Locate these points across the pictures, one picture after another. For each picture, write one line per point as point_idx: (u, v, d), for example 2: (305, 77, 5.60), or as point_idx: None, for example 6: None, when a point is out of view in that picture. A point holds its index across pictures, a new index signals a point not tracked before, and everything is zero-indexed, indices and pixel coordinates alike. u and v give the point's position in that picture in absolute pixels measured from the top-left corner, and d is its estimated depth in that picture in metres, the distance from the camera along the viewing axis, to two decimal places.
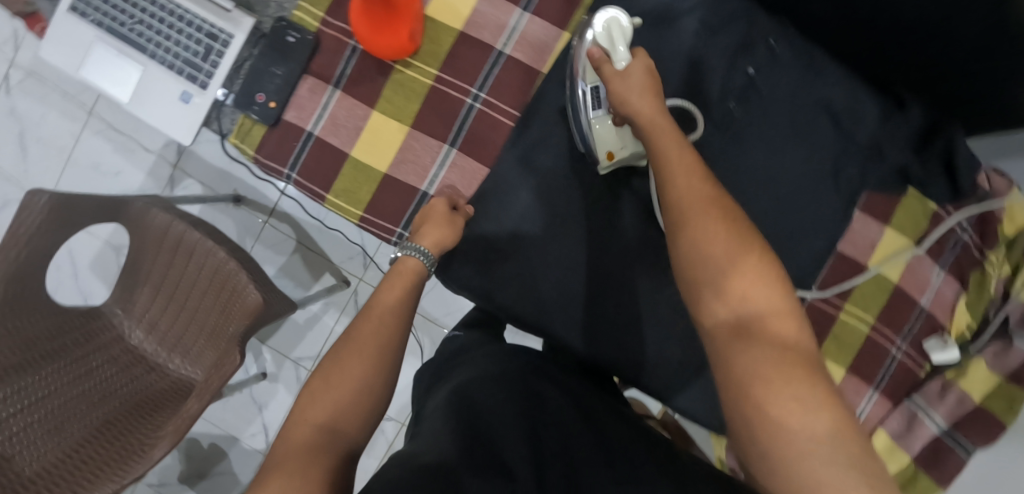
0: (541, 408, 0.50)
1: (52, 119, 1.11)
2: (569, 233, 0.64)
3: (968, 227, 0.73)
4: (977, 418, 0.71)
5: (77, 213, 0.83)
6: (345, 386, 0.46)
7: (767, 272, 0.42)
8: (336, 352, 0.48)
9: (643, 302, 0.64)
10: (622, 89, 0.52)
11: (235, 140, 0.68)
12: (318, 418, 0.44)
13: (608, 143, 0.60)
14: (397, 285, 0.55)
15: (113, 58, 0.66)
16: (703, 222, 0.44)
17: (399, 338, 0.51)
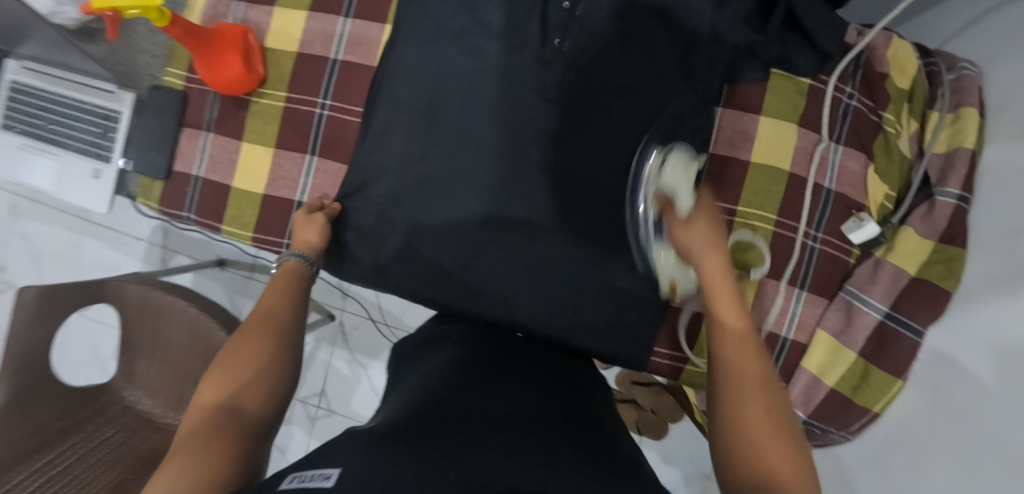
0: (488, 391, 0.53)
1: (59, 233, 1.32)
2: (436, 208, 0.68)
3: (853, 91, 0.68)
4: (917, 291, 0.64)
5: (60, 303, 0.96)
6: (239, 367, 0.50)
7: (778, 410, 0.42)
8: (237, 336, 0.54)
9: (562, 256, 0.69)
10: (688, 237, 0.55)
11: (142, 198, 0.77)
12: (215, 399, 0.47)
13: (667, 274, 0.65)
14: (279, 280, 0.61)
15: (37, 157, 0.79)
16: (728, 350, 0.46)
17: (292, 319, 0.57)
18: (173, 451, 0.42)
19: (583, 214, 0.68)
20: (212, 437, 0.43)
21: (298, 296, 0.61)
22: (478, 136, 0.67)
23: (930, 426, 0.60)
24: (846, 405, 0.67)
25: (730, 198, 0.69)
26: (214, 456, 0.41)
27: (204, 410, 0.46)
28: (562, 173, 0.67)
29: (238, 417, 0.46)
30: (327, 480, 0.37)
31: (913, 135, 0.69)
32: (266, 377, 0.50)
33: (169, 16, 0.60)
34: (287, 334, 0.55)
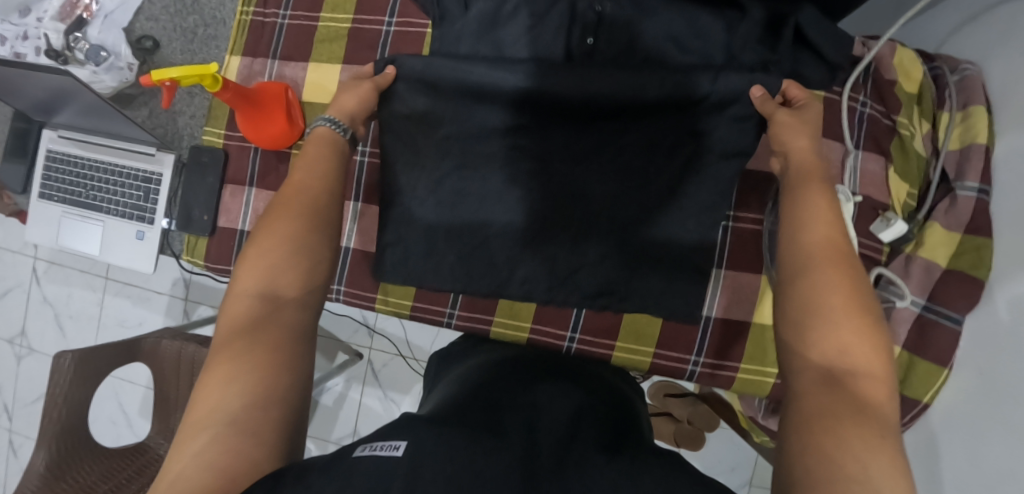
0: (528, 382, 0.56)
1: (81, 293, 1.37)
2: (463, 189, 0.73)
3: (865, 100, 0.72)
4: (951, 282, 0.67)
5: (97, 366, 0.99)
6: (273, 249, 0.52)
7: (861, 296, 0.44)
8: (269, 211, 0.55)
9: (588, 220, 0.72)
10: (782, 131, 0.62)
11: (187, 255, 0.79)
12: (253, 288, 0.50)
13: None
14: (314, 144, 0.62)
15: (80, 223, 0.81)
16: (810, 232, 0.49)
17: (328, 195, 0.58)
18: (222, 346, 0.46)
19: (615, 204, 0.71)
20: (257, 333, 0.47)
21: (333, 171, 0.61)
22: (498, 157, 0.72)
23: (978, 409, 0.62)
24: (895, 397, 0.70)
25: (757, 209, 0.73)
26: (259, 354, 0.45)
27: (244, 294, 0.50)
28: (591, 185, 0.71)
29: (277, 307, 0.49)
30: (396, 450, 0.39)
31: (927, 136, 0.73)
32: (303, 259, 0.52)
33: (221, 80, 0.63)
34: (316, 214, 0.55)
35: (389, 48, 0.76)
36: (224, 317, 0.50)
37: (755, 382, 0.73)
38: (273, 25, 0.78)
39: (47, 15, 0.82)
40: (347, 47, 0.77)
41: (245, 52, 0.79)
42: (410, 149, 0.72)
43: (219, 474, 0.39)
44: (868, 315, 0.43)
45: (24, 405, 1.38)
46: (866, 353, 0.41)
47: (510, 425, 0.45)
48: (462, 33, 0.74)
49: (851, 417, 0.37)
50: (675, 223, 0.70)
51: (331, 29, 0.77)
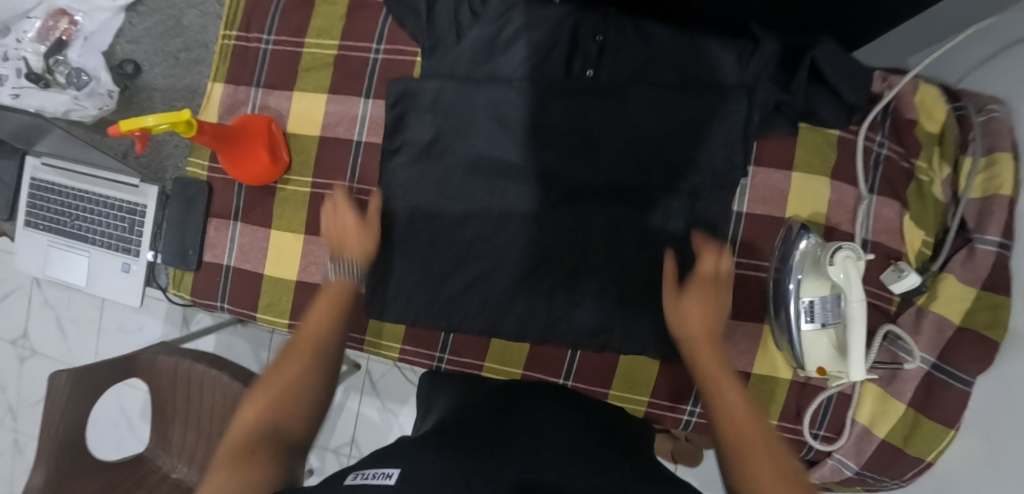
0: (529, 406, 0.54)
1: (81, 298, 1.37)
2: (467, 218, 0.71)
3: (883, 139, 0.68)
4: (963, 340, 0.63)
5: (92, 383, 1.00)
6: (274, 387, 0.51)
7: (784, 467, 0.43)
8: (284, 350, 0.55)
9: (591, 248, 0.69)
10: (679, 309, 0.59)
11: (173, 289, 0.77)
12: (254, 418, 0.48)
13: (815, 360, 0.65)
14: (330, 298, 0.61)
15: (65, 253, 0.79)
16: (738, 410, 0.48)
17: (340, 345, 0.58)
18: (214, 471, 0.43)
19: (613, 229, 0.69)
20: (255, 457, 0.44)
21: (344, 320, 0.59)
22: (506, 166, 0.70)
23: (988, 474, 0.60)
24: (897, 454, 0.67)
25: (762, 255, 0.69)
26: (256, 477, 0.42)
27: (246, 424, 0.47)
28: (595, 206, 0.69)
29: (277, 433, 0.47)
30: (390, 478, 0.40)
31: (946, 180, 0.68)
32: (308, 397, 0.51)
33: (196, 123, 0.60)
34: (329, 355, 0.55)
35: (378, 78, 0.73)
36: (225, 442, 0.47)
37: None
38: (257, 51, 0.75)
39: (27, 36, 0.78)
40: (334, 76, 0.73)
41: (228, 79, 0.75)
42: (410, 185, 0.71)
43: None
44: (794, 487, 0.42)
45: (29, 406, 1.40)
46: None
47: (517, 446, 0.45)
48: (455, 65, 0.70)
49: None
50: (669, 218, 0.67)
51: (317, 56, 0.74)
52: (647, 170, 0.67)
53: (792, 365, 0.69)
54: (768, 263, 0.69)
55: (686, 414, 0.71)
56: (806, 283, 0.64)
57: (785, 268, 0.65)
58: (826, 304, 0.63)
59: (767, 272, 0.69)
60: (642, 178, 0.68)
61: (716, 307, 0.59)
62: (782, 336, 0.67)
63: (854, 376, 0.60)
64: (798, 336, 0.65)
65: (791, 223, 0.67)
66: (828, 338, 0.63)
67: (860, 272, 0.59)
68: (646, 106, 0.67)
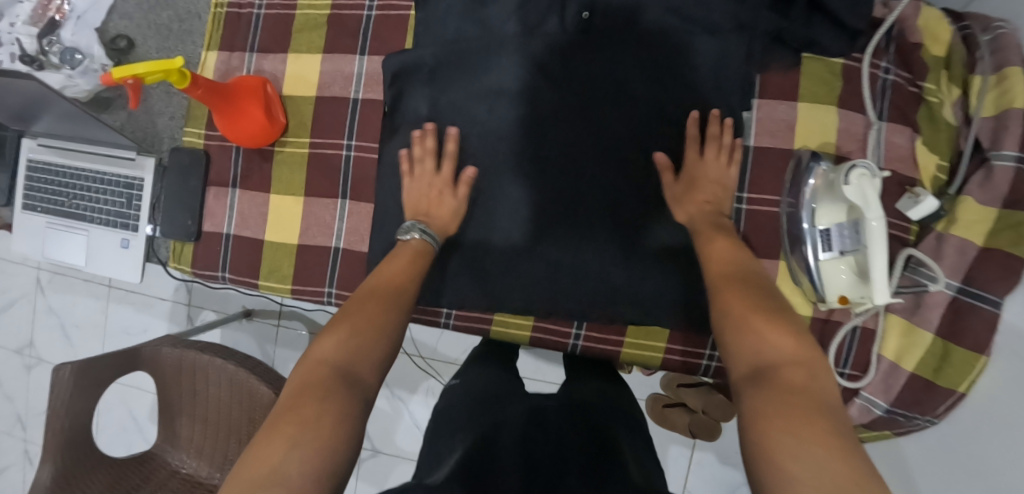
0: (525, 426, 0.54)
1: (85, 302, 1.36)
2: (470, 179, 0.69)
3: (888, 66, 0.66)
4: (989, 262, 0.61)
5: (97, 376, 0.98)
6: (358, 331, 0.50)
7: (782, 325, 0.43)
8: (347, 305, 0.54)
9: (604, 216, 0.67)
10: (685, 175, 0.64)
11: (174, 262, 0.76)
12: (333, 352, 0.48)
13: (836, 289, 0.62)
14: (404, 257, 0.61)
15: (63, 233, 0.78)
16: (723, 307, 0.47)
17: (414, 286, 0.58)
18: (292, 405, 0.43)
19: (616, 197, 0.67)
20: (324, 391, 0.44)
21: (417, 272, 0.60)
22: (507, 132, 0.68)
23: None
24: (928, 387, 0.64)
25: (773, 189, 0.68)
26: (331, 415, 0.42)
27: (320, 366, 0.46)
28: (597, 176, 0.67)
29: (356, 376, 0.47)
30: None
31: (958, 102, 0.66)
32: (381, 341, 0.51)
33: (193, 76, 0.60)
34: (401, 306, 0.55)
35: (372, 34, 0.72)
36: (292, 381, 0.46)
37: None
38: (249, 16, 0.74)
39: (19, 20, 0.78)
40: (328, 36, 0.73)
41: (222, 47, 0.75)
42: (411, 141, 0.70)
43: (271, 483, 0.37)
44: (794, 345, 0.41)
45: (36, 416, 1.38)
46: (787, 360, 0.40)
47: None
48: (449, 15, 0.69)
49: (781, 417, 0.35)
50: None
51: (310, 16, 0.73)
52: (643, 136, 0.67)
53: (811, 300, 0.66)
54: (779, 197, 0.68)
55: (704, 359, 0.69)
56: (821, 211, 0.62)
57: (798, 199, 0.64)
58: (843, 229, 0.61)
59: (780, 207, 0.67)
60: (638, 135, 0.66)
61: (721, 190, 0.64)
62: (799, 269, 0.66)
63: (879, 300, 0.57)
64: (815, 266, 0.63)
65: (800, 153, 0.66)
66: (847, 265, 0.62)
67: (876, 190, 0.57)
68: (640, 65, 0.66)
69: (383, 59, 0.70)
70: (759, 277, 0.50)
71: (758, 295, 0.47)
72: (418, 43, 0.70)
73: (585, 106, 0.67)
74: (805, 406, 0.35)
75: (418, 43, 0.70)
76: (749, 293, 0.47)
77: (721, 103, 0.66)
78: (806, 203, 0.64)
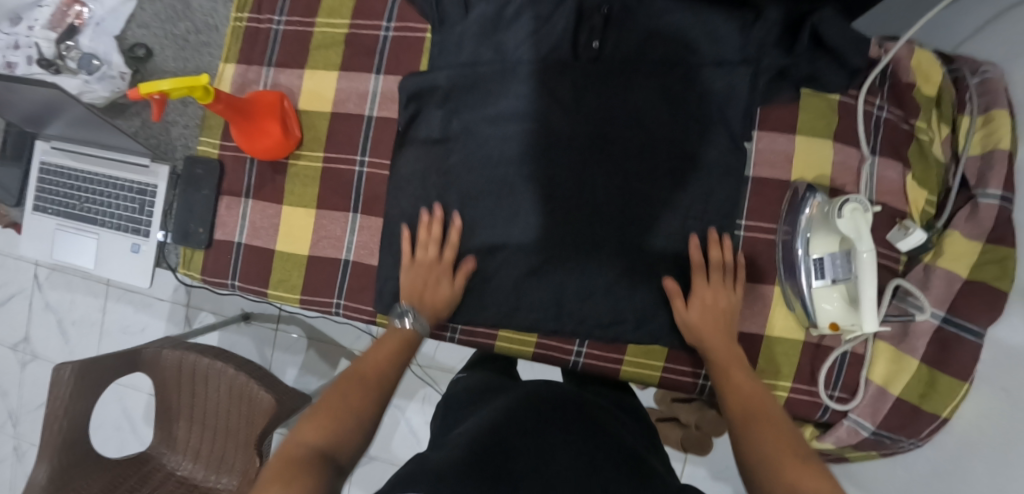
0: (542, 423, 0.56)
1: (83, 300, 1.36)
2: (480, 201, 0.72)
3: (882, 103, 0.69)
4: (973, 294, 0.64)
5: (98, 376, 0.99)
6: (334, 418, 0.54)
7: (803, 453, 0.50)
8: (337, 385, 0.59)
9: (609, 238, 0.70)
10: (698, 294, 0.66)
11: (183, 268, 0.77)
12: (311, 436, 0.52)
13: (828, 316, 0.65)
14: (386, 345, 0.65)
15: (73, 235, 0.79)
16: (751, 431, 0.53)
17: (394, 374, 0.62)
18: (266, 486, 0.46)
19: (623, 219, 0.70)
20: (301, 472, 0.47)
21: (399, 361, 0.64)
22: (517, 153, 0.70)
23: (1003, 429, 0.60)
24: (914, 411, 0.67)
25: (771, 218, 0.70)
26: (299, 493, 0.45)
27: (300, 448, 0.51)
28: (605, 196, 0.70)
29: (329, 459, 0.50)
30: None
31: (946, 140, 0.70)
32: (358, 431, 0.55)
33: (213, 92, 0.61)
34: (381, 395, 0.59)
35: (388, 55, 0.74)
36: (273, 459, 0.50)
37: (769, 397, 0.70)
38: (268, 31, 0.76)
39: (38, 24, 0.79)
40: (345, 54, 0.75)
41: (239, 60, 0.77)
42: (424, 161, 0.72)
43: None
44: (820, 472, 0.47)
45: (29, 412, 1.37)
46: (809, 477, 0.46)
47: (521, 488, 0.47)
48: (464, 39, 0.71)
49: None
50: (682, 216, 0.70)
51: (328, 34, 0.75)
52: (654, 163, 0.70)
53: (804, 325, 0.69)
54: (777, 225, 0.70)
55: (700, 379, 0.71)
56: (815, 240, 0.65)
57: (794, 228, 0.67)
58: (836, 259, 0.64)
59: (776, 234, 0.70)
60: (648, 165, 0.70)
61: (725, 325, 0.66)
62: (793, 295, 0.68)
63: (867, 327, 0.61)
64: (808, 293, 0.66)
65: (797, 185, 0.69)
66: (839, 293, 0.64)
67: (868, 224, 0.60)
68: (647, 96, 0.69)
69: (399, 80, 0.72)
70: (782, 415, 0.56)
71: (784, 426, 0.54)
72: (433, 65, 0.73)
73: (593, 132, 0.70)
74: None
75: (433, 66, 0.72)
76: (777, 431, 0.53)
77: (722, 134, 0.69)
78: (801, 233, 0.66)
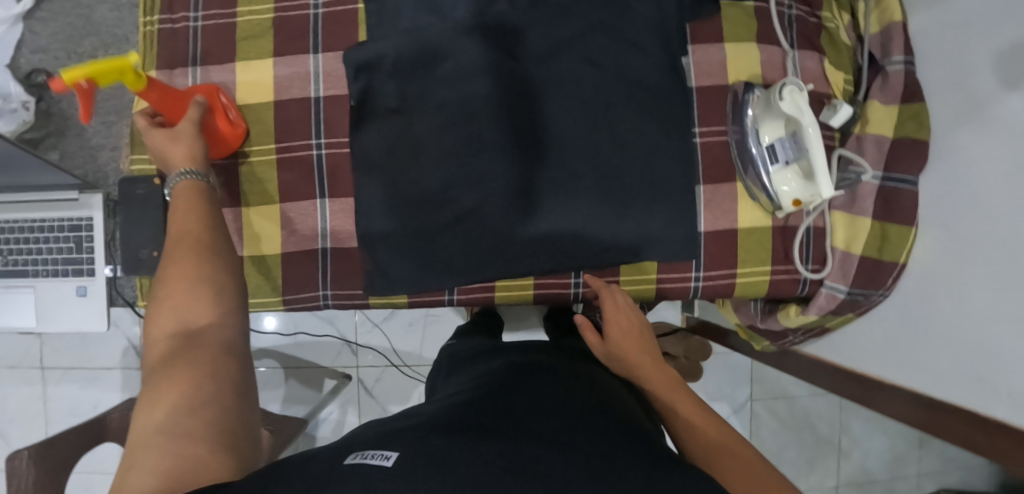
0: (534, 380, 0.60)
1: (14, 391, 1.20)
2: (448, 158, 0.71)
3: (790, 2, 0.76)
4: (902, 150, 0.72)
5: (61, 455, 0.89)
6: (179, 289, 0.50)
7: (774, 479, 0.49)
8: (164, 269, 0.52)
9: (579, 167, 0.72)
10: (611, 320, 0.70)
11: (144, 301, 0.70)
12: (164, 334, 0.49)
13: (790, 195, 0.70)
14: (184, 200, 0.58)
15: (5, 294, 0.71)
16: (718, 463, 0.52)
17: (211, 225, 0.56)
18: (150, 400, 0.44)
19: (586, 151, 0.72)
20: (184, 376, 0.45)
21: (206, 206, 0.58)
22: (473, 102, 0.70)
23: (954, 258, 0.68)
24: (877, 265, 0.75)
25: (719, 120, 0.75)
26: (197, 402, 0.43)
27: (164, 342, 0.48)
28: (563, 131, 0.72)
29: (198, 336, 0.48)
30: (387, 460, 0.42)
31: (849, 26, 0.78)
32: (206, 286, 0.51)
33: (143, 78, 0.57)
34: (214, 246, 0.54)
35: (323, 33, 0.72)
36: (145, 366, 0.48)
37: (754, 284, 0.75)
38: (186, 31, 0.71)
39: None
40: (276, 40, 0.72)
41: (159, 66, 0.71)
42: (382, 131, 0.70)
43: (173, 488, 0.39)
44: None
45: None
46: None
47: (515, 418, 0.50)
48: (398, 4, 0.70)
49: None
50: (642, 133, 0.72)
51: (254, 22, 0.72)
52: (603, 89, 0.72)
53: (769, 211, 0.74)
54: (726, 126, 0.75)
55: (692, 282, 0.75)
56: (764, 128, 0.70)
57: (743, 126, 0.72)
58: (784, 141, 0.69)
59: (728, 134, 0.74)
60: (598, 93, 0.72)
61: (644, 342, 0.70)
62: (755, 185, 0.73)
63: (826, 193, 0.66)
64: (768, 179, 0.71)
65: (734, 87, 0.74)
66: (793, 172, 0.70)
67: (806, 102, 0.66)
68: (584, 29, 0.71)
69: (340, 55, 0.70)
70: (737, 438, 0.55)
71: (744, 449, 0.53)
72: (371, 35, 0.71)
73: (542, 72, 0.71)
74: None
75: (372, 35, 0.71)
76: (745, 460, 0.52)
77: (661, 48, 0.72)
78: (749, 127, 0.72)
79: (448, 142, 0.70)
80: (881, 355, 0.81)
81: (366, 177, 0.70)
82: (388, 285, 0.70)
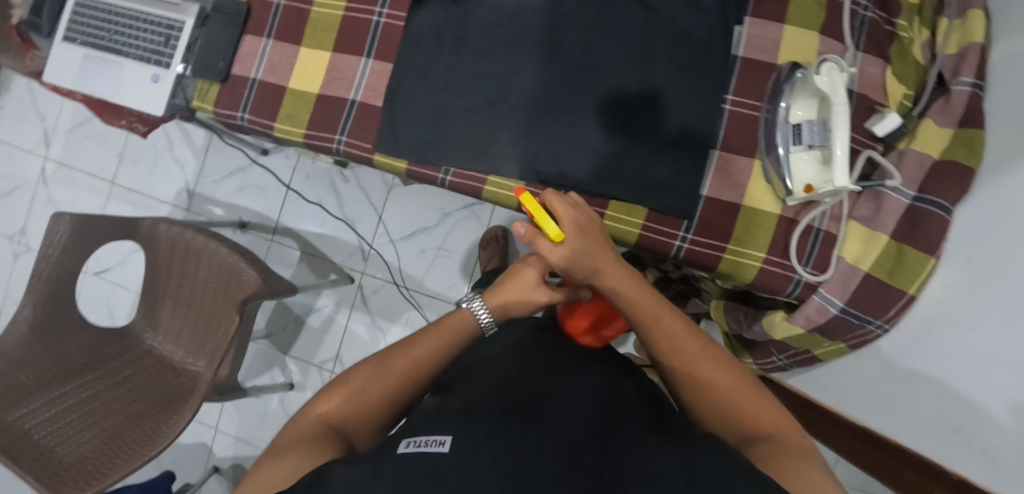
0: (563, 359, 0.59)
1: (85, 197, 1.42)
2: (486, 53, 0.76)
3: (867, 4, 0.74)
4: (943, 173, 0.67)
5: (95, 234, 1.02)
6: (353, 405, 0.54)
7: (746, 384, 0.52)
8: (354, 371, 0.56)
9: (603, 96, 0.73)
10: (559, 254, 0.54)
11: (197, 101, 0.82)
12: (326, 416, 0.53)
13: (803, 179, 0.68)
14: (448, 328, 0.59)
15: (100, 67, 0.84)
16: (707, 376, 0.52)
17: (416, 379, 0.56)
18: (287, 448, 0.50)
19: (619, 87, 0.73)
20: (316, 441, 0.50)
21: (444, 357, 0.58)
22: (523, 12, 0.75)
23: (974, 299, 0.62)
24: (882, 289, 0.70)
25: (755, 96, 0.74)
26: (308, 455, 0.48)
27: (317, 424, 0.52)
28: (600, 58, 0.74)
29: (351, 436, 0.53)
30: (442, 446, 0.44)
31: (926, 42, 0.74)
32: (377, 407, 0.54)
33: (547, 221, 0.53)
34: (409, 387, 0.56)
35: None
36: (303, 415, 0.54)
37: (741, 265, 0.73)
38: None
39: None
40: None
41: None
42: (437, 16, 0.77)
43: None
44: (766, 401, 0.50)
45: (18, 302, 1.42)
46: (769, 412, 0.50)
47: (543, 404, 0.49)
48: None
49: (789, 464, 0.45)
50: (674, 84, 0.73)
51: None
52: (649, 35, 0.74)
53: (780, 197, 0.72)
54: (760, 104, 0.74)
55: (677, 240, 0.74)
56: (795, 106, 0.69)
57: (774, 103, 0.71)
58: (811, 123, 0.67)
59: (760, 112, 0.74)
60: (644, 35, 0.74)
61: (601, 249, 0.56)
62: (772, 166, 0.71)
63: (838, 181, 0.63)
64: (785, 160, 0.69)
65: (780, 67, 0.73)
66: (813, 156, 0.67)
67: (844, 83, 0.64)
68: None
69: None
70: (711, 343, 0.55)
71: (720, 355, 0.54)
72: None
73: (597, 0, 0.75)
74: (794, 450, 0.46)
75: None
76: (726, 371, 0.52)
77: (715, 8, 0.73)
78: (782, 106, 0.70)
79: (491, 40, 0.76)
80: (866, 394, 0.77)
81: (409, 50, 0.77)
82: (393, 147, 0.76)
